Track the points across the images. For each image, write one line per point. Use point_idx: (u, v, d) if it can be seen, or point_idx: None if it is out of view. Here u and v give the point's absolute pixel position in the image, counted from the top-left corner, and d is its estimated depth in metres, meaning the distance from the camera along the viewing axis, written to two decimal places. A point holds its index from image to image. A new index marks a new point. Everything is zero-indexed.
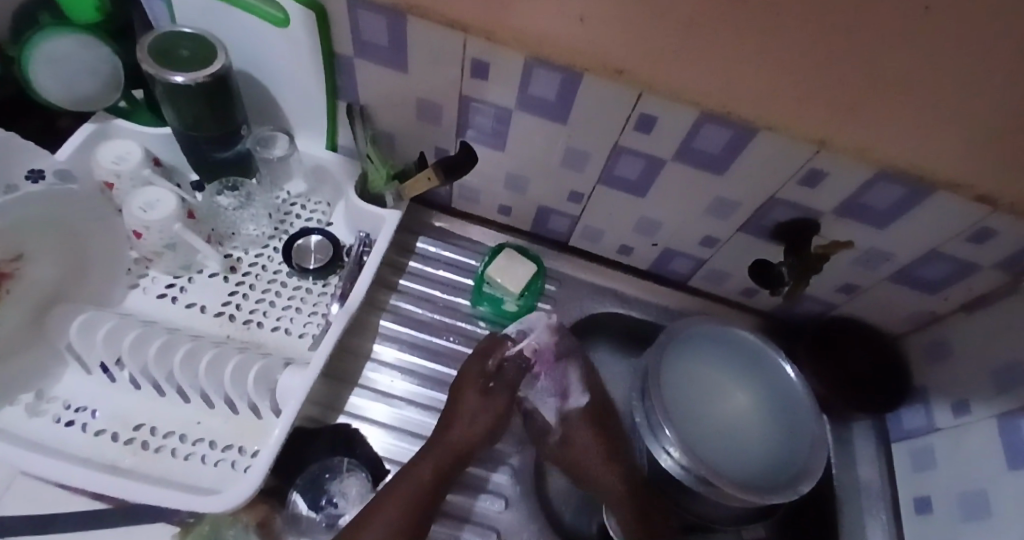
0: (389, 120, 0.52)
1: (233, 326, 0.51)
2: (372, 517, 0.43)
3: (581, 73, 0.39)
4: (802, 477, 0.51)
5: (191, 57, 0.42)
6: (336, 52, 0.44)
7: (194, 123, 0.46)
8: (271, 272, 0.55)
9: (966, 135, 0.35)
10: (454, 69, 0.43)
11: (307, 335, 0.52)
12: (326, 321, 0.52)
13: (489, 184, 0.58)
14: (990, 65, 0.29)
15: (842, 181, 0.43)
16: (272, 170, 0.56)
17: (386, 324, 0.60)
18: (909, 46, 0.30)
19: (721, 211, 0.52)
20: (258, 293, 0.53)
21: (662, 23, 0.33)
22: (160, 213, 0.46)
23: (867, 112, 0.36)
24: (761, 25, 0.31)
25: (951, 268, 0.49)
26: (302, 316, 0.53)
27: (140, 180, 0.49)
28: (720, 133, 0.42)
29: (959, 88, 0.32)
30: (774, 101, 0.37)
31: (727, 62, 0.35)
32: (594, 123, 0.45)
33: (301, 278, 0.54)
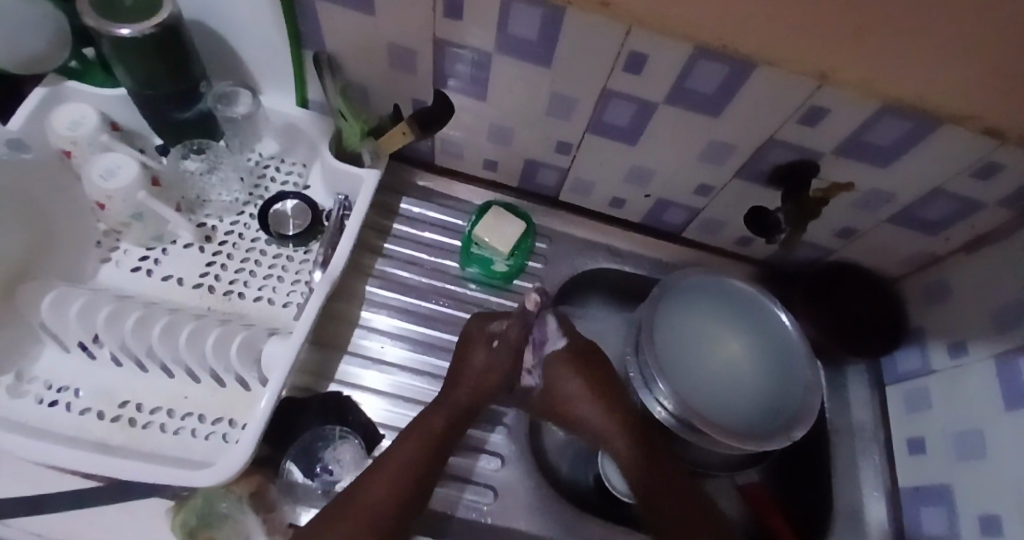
0: (360, 70, 0.48)
1: (214, 295, 0.49)
2: (380, 468, 0.44)
3: (564, 7, 0.36)
4: (796, 422, 0.51)
5: (135, 6, 0.38)
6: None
7: (147, 81, 0.42)
8: (249, 240, 0.52)
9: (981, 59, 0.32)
10: (426, 7, 0.39)
11: (288, 302, 0.50)
12: (310, 288, 0.50)
13: (472, 137, 0.55)
14: None
15: (844, 117, 0.40)
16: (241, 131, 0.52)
17: (374, 290, 0.59)
18: None
19: (716, 156, 0.49)
20: (235, 261, 0.51)
21: None
22: (122, 182, 0.43)
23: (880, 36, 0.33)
24: None
25: (953, 207, 0.47)
26: (284, 282, 0.51)
27: (99, 147, 0.46)
28: (715, 69, 0.39)
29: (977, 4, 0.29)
30: (775, 28, 0.34)
31: None
32: (580, 64, 0.42)
33: (279, 244, 0.52)
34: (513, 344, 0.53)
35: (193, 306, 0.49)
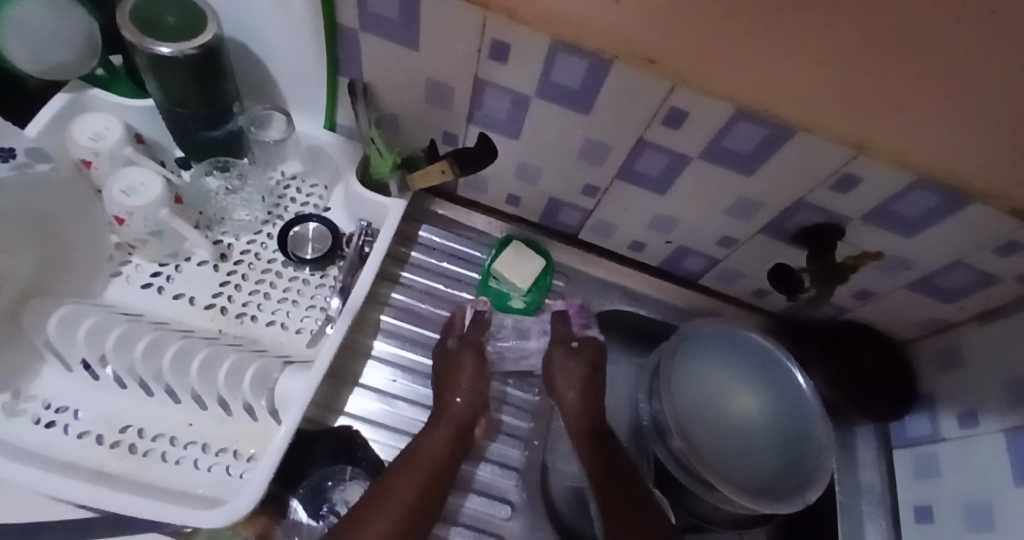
0: (394, 100, 0.48)
1: (226, 317, 0.48)
2: (373, 506, 0.43)
3: (612, 61, 0.36)
4: (810, 485, 0.51)
5: (179, 26, 0.37)
6: (337, 23, 0.40)
7: (179, 98, 0.41)
8: (266, 261, 0.51)
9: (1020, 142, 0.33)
10: (471, 49, 0.39)
11: (299, 328, 0.49)
12: (325, 315, 0.49)
13: (499, 172, 0.55)
14: None
15: (876, 188, 0.41)
16: (267, 151, 0.52)
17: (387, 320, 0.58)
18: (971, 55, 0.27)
19: (742, 213, 0.50)
20: (250, 283, 0.50)
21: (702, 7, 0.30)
22: (143, 199, 0.42)
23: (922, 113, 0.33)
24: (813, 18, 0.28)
25: (971, 278, 0.47)
26: (294, 307, 0.50)
27: (120, 159, 0.44)
28: (754, 133, 0.39)
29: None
30: (816, 100, 0.34)
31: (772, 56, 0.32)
32: (617, 115, 0.42)
33: (296, 267, 0.51)
34: (475, 345, 0.54)
35: (203, 328, 0.47)
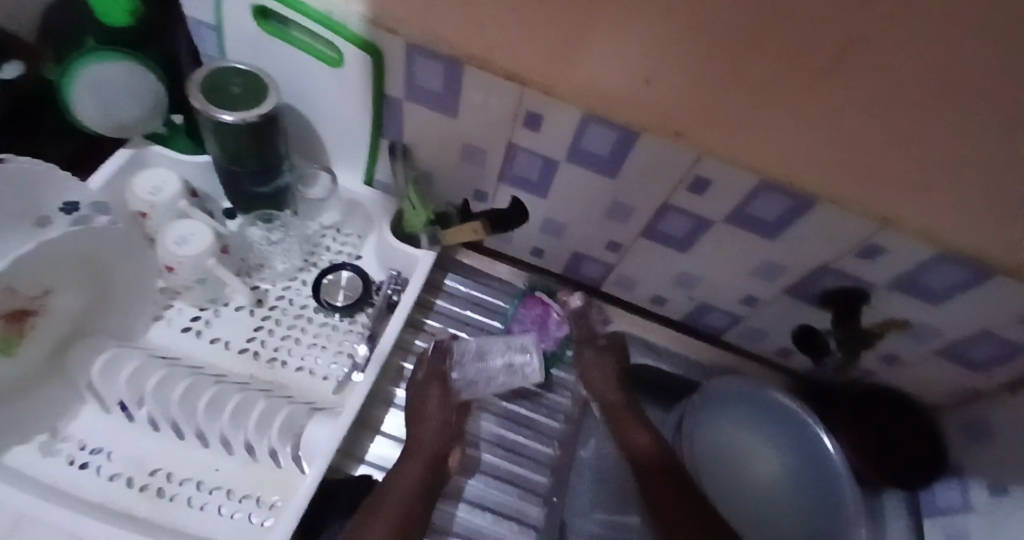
0: (429, 158, 0.50)
1: (256, 359, 0.50)
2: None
3: (640, 133, 0.38)
4: None
5: (243, 93, 0.41)
6: (385, 92, 0.43)
7: (235, 156, 0.44)
8: (295, 305, 0.53)
9: None
10: (507, 119, 0.42)
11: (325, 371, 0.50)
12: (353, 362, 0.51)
13: (525, 226, 0.57)
14: None
15: (900, 258, 0.42)
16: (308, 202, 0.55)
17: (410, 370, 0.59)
18: (987, 138, 0.28)
19: (766, 274, 0.50)
20: (280, 326, 0.52)
21: (725, 90, 0.32)
22: (194, 250, 0.45)
23: (945, 189, 0.34)
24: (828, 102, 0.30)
25: (1002, 350, 0.47)
26: (318, 350, 0.51)
27: (174, 212, 0.48)
28: (778, 203, 0.41)
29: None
30: (833, 173, 0.36)
31: (793, 133, 0.34)
32: (644, 180, 0.44)
33: (326, 312, 0.53)
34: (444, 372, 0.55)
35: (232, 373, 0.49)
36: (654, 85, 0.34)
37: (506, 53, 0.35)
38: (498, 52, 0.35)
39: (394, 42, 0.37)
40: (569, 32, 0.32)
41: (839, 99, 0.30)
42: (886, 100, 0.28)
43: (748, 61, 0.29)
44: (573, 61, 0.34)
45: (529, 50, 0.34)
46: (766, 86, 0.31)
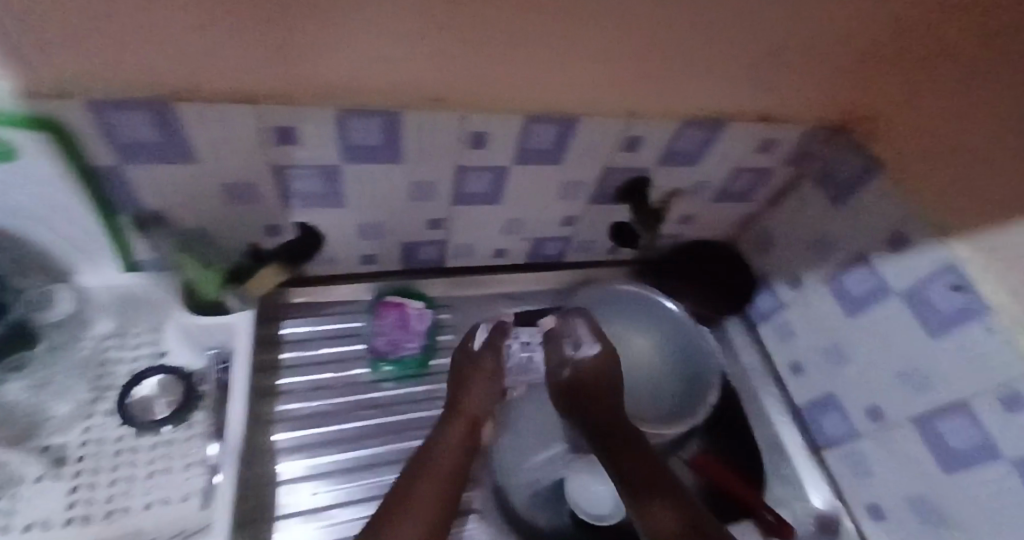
0: (189, 212, 0.43)
1: (77, 516, 0.41)
2: (389, 537, 0.43)
3: (399, 112, 0.38)
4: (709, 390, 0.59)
5: None
6: (91, 165, 0.35)
7: None
8: (101, 443, 0.45)
9: (724, 75, 0.42)
10: (257, 145, 0.38)
11: (173, 489, 0.43)
12: (210, 463, 0.45)
13: (341, 240, 0.53)
14: (727, 11, 0.35)
15: (655, 140, 0.49)
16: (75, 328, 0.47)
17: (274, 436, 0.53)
18: (661, 18, 0.34)
19: (569, 193, 0.55)
20: (90, 470, 0.43)
21: (449, 47, 0.33)
22: None
23: (655, 72, 0.40)
24: (536, 31, 0.33)
25: (751, 178, 0.59)
26: (152, 474, 0.44)
27: None
28: (550, 130, 0.44)
29: (711, 37, 0.37)
30: (572, 90, 0.40)
31: (524, 65, 0.36)
32: (427, 154, 0.43)
33: (145, 432, 0.45)
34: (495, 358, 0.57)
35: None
36: (389, 66, 0.33)
37: (212, 77, 0.31)
38: (206, 80, 0.31)
39: (61, 106, 0.29)
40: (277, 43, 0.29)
41: (550, 31, 0.33)
42: (576, 15, 0.32)
43: (452, 17, 0.30)
44: (294, 61, 0.31)
45: (242, 64, 0.30)
46: (488, 35, 0.32)
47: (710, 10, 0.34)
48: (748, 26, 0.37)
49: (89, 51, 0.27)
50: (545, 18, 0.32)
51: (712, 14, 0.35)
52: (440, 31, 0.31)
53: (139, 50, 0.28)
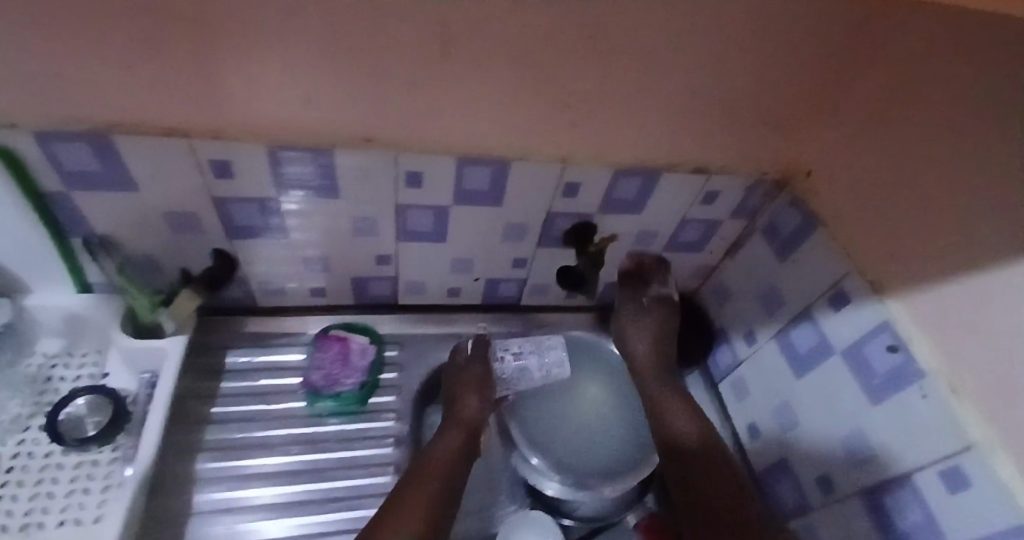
0: (318, 241, 0.50)
1: (195, 487, 0.48)
2: (408, 497, 0.43)
3: (512, 161, 0.45)
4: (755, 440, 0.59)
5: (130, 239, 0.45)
6: (255, 195, 0.43)
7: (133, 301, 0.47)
8: (222, 427, 0.52)
9: (785, 124, 0.47)
10: (389, 184, 0.45)
11: (281, 479, 0.50)
12: (317, 458, 0.52)
13: (435, 273, 0.58)
14: (779, 66, 0.41)
15: (728, 192, 0.53)
16: (213, 329, 0.56)
17: (342, 450, 0.52)
18: (724, 71, 0.41)
19: (646, 241, 0.58)
20: (207, 449, 0.50)
21: (548, 99, 0.41)
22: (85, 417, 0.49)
23: (720, 124, 0.46)
24: (618, 88, 0.41)
25: None
26: (269, 459, 0.51)
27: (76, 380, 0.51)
28: (633, 183, 0.50)
29: (767, 91, 0.43)
30: (650, 141, 0.46)
31: (609, 117, 0.43)
32: (526, 199, 0.50)
33: (262, 425, 0.52)
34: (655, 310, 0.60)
35: (174, 512, 0.47)
36: (497, 114, 0.41)
37: (361, 120, 0.40)
38: (357, 123, 0.40)
39: (252, 149, 0.39)
40: (414, 86, 0.38)
41: (625, 84, 0.40)
42: (653, 73, 0.40)
43: (552, 76, 0.39)
44: (431, 105, 0.40)
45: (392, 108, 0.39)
46: (577, 89, 0.40)
47: (764, 66, 0.41)
48: (803, 76, 0.43)
49: (281, 93, 0.37)
50: (628, 73, 0.39)
51: (767, 69, 0.41)
52: (539, 88, 0.40)
53: (316, 95, 0.37)
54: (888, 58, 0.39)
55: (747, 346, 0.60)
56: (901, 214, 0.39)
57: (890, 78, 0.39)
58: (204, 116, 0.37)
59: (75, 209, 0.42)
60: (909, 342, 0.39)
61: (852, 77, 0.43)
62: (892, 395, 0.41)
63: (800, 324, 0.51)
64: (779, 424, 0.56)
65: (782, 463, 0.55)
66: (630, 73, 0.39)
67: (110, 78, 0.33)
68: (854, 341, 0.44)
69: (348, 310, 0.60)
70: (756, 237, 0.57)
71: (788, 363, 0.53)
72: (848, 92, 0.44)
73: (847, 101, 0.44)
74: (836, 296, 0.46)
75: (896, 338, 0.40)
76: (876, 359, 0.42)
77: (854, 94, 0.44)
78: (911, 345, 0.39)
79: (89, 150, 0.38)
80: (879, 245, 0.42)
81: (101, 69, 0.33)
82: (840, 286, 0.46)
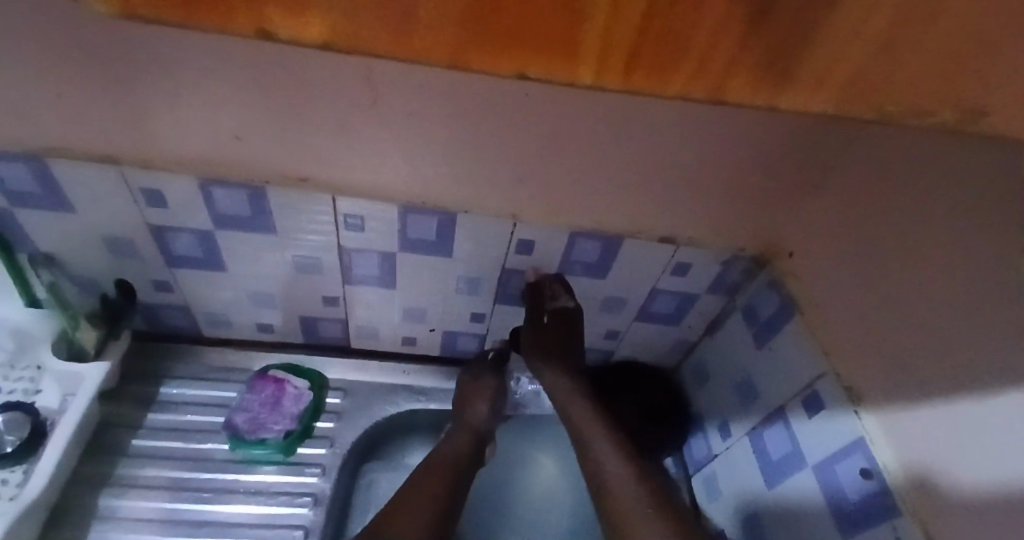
0: (259, 276, 0.49)
1: (92, 520, 0.47)
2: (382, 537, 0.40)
3: (456, 213, 0.43)
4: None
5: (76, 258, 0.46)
6: (194, 226, 0.44)
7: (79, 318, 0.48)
8: (140, 461, 0.50)
9: (757, 201, 0.43)
10: (328, 225, 0.44)
11: (185, 528, 0.47)
12: (230, 514, 0.49)
13: (385, 318, 0.55)
14: (736, 142, 0.38)
15: (702, 265, 0.48)
16: (156, 357, 0.55)
17: (251, 502, 0.50)
18: (671, 140, 0.38)
19: (614, 307, 0.54)
20: (115, 484, 0.49)
21: (484, 153, 0.39)
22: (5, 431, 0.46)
23: (681, 195, 0.42)
24: (558, 149, 0.38)
25: None
26: (166, 505, 0.48)
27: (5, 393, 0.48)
28: (593, 246, 0.46)
29: (731, 166, 0.40)
30: (603, 204, 0.43)
31: (555, 177, 0.40)
32: (477, 252, 0.47)
33: (177, 464, 0.50)
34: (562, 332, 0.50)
35: None
36: (439, 166, 0.39)
37: (293, 158, 0.39)
38: (288, 161, 0.39)
39: (185, 180, 0.40)
40: (346, 129, 0.37)
41: (569, 143, 0.38)
42: (593, 137, 0.37)
43: (485, 135, 0.37)
44: (360, 149, 0.38)
45: (320, 147, 0.38)
46: (524, 148, 0.38)
47: (719, 141, 0.38)
48: (769, 155, 0.39)
49: (214, 122, 0.37)
50: (566, 133, 0.37)
51: (723, 144, 0.38)
52: (473, 146, 0.38)
53: (245, 132, 0.37)
54: (877, 141, 0.35)
55: (722, 440, 0.54)
56: (888, 317, 0.34)
57: (878, 163, 0.35)
58: (135, 144, 0.38)
59: (17, 227, 0.43)
60: (885, 469, 0.33)
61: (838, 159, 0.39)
62: (865, 530, 0.34)
63: (773, 422, 0.45)
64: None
65: None
66: (580, 133, 0.37)
67: (56, 110, 0.36)
68: (825, 456, 0.38)
69: (294, 349, 0.58)
70: (735, 316, 0.51)
71: (761, 470, 0.47)
72: (832, 174, 0.40)
73: (831, 184, 0.40)
74: (810, 399, 0.41)
75: (871, 463, 0.34)
76: (847, 483, 0.36)
77: (839, 176, 0.39)
78: (886, 473, 0.33)
79: (31, 173, 0.39)
80: (860, 347, 0.36)
81: (44, 99, 0.35)
82: (814, 388, 0.40)
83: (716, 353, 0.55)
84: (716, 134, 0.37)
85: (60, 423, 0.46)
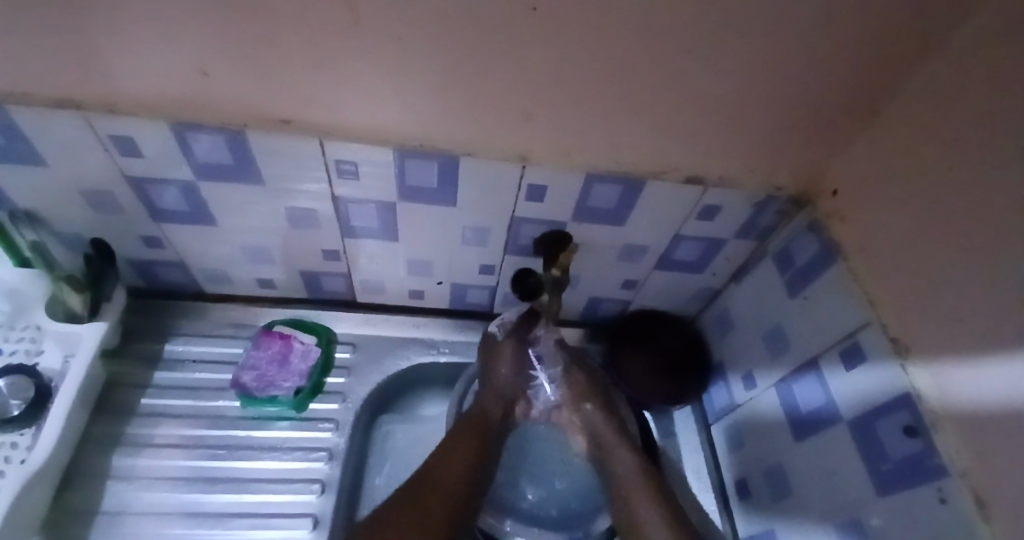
0: (254, 229, 0.46)
1: (110, 480, 0.47)
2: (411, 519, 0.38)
3: (459, 156, 0.38)
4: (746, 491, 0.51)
5: (57, 214, 0.43)
6: (174, 177, 0.40)
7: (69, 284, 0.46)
8: (152, 420, 0.50)
9: (801, 134, 0.37)
10: (320, 171, 0.40)
11: (199, 484, 0.48)
12: (243, 468, 0.49)
13: (391, 271, 0.52)
14: (784, 66, 0.32)
15: (733, 208, 0.44)
16: (162, 315, 0.55)
17: (267, 458, 0.50)
18: (706, 68, 0.32)
19: (633, 256, 0.50)
20: (127, 443, 0.49)
21: (486, 87, 0.33)
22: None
23: (712, 130, 0.37)
24: (571, 80, 0.33)
25: None
26: (189, 462, 0.49)
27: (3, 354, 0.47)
28: (611, 190, 0.42)
29: (775, 95, 0.34)
30: (622, 144, 0.38)
31: (568, 113, 0.35)
32: (483, 199, 0.43)
33: (189, 423, 0.51)
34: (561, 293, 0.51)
35: (88, 503, 0.46)
36: (434, 102, 0.34)
37: (271, 96, 0.34)
38: (266, 99, 0.34)
39: (153, 125, 0.35)
40: (326, 63, 0.32)
41: (586, 73, 0.32)
42: (613, 65, 0.31)
43: (486, 67, 0.32)
44: (342, 83, 0.33)
45: (299, 83, 0.33)
46: (533, 79, 0.33)
47: (764, 64, 0.31)
48: (824, 79, 0.33)
49: (173, 58, 0.31)
50: (582, 60, 0.31)
51: (768, 68, 0.32)
52: (472, 79, 0.33)
53: (213, 67, 0.32)
54: (958, 59, 0.28)
55: (746, 390, 0.52)
56: (943, 270, 0.29)
57: (952, 87, 0.29)
58: (91, 86, 0.33)
59: None
60: (933, 427, 0.30)
61: (908, 79, 0.32)
62: (903, 490, 0.32)
63: (805, 375, 0.43)
64: (769, 492, 0.48)
65: (768, 532, 0.47)
66: (600, 60, 0.31)
67: None
68: (866, 410, 0.36)
69: (300, 304, 0.56)
70: (768, 262, 0.47)
71: (789, 422, 0.45)
72: (902, 100, 0.33)
73: (897, 111, 0.34)
74: (850, 350, 0.37)
75: (917, 418, 0.31)
76: (889, 441, 0.33)
77: (907, 103, 0.33)
78: (936, 433, 0.29)
79: None
80: (913, 301, 0.32)
81: None
82: (854, 338, 0.37)
83: (741, 302, 0.52)
84: (762, 58, 0.31)
85: (60, 390, 0.46)
